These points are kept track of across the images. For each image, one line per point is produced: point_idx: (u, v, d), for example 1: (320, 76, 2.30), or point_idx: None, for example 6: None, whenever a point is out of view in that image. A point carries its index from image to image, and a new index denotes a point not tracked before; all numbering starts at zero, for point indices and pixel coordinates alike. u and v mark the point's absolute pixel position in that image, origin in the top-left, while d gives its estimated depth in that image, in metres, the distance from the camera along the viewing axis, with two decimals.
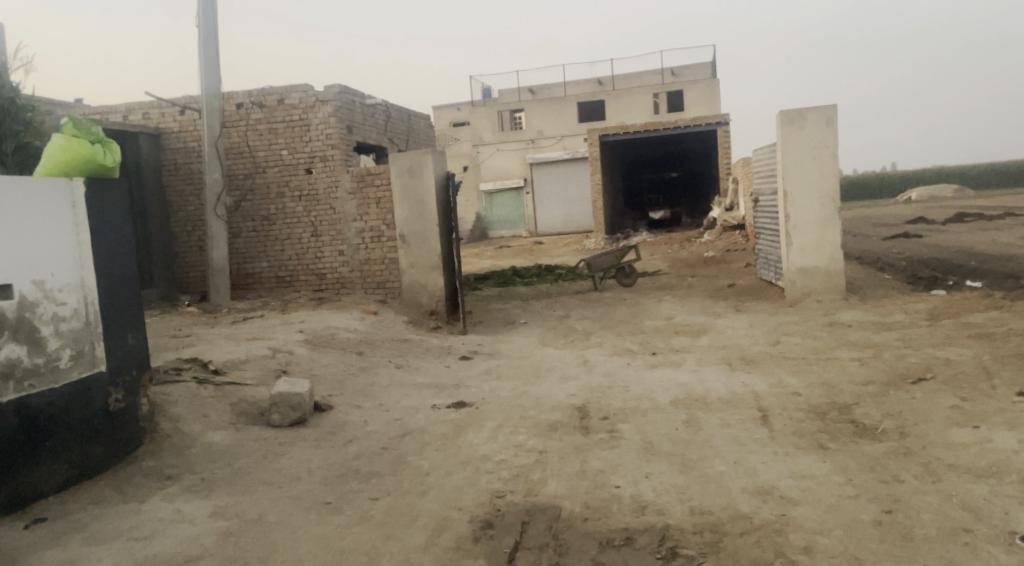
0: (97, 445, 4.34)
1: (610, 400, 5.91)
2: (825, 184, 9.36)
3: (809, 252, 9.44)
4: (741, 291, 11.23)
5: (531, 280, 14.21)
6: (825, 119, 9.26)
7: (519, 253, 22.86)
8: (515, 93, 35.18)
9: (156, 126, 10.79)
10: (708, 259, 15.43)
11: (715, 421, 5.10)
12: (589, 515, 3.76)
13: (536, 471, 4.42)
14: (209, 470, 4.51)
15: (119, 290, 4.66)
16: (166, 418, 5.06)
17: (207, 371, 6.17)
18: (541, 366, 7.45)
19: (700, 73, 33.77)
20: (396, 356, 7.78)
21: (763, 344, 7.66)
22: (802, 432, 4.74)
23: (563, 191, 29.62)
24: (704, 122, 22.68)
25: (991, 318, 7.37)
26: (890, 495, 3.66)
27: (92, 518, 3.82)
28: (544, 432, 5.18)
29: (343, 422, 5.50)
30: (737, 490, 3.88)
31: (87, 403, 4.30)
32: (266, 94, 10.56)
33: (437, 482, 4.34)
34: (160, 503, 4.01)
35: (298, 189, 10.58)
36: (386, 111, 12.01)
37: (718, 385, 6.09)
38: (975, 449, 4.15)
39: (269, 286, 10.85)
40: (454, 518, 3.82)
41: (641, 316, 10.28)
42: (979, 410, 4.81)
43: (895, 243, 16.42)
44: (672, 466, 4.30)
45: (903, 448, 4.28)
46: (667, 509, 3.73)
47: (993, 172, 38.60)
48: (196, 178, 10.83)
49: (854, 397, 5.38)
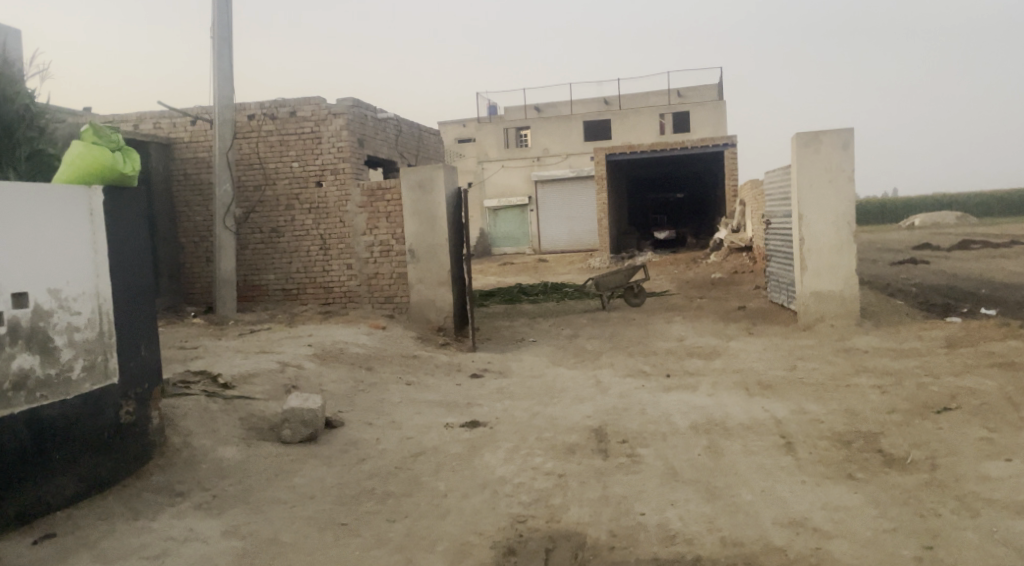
0: (106, 458, 4.22)
1: (628, 422, 5.79)
2: (840, 208, 9.30)
3: (824, 275, 9.35)
4: (752, 313, 11.13)
5: (537, 297, 14.11)
6: (841, 143, 9.22)
7: (523, 271, 22.71)
8: (522, 110, 35.25)
9: (166, 136, 10.75)
10: (715, 280, 15.36)
11: (738, 448, 4.99)
12: (616, 543, 3.64)
13: (557, 496, 4.30)
14: (221, 487, 4.40)
15: (134, 302, 4.57)
16: (176, 432, 4.94)
17: (216, 384, 6.05)
18: (553, 386, 7.34)
19: (706, 95, 33.92)
20: (406, 372, 7.66)
21: (779, 368, 7.55)
22: (828, 461, 4.63)
23: (567, 209, 29.57)
24: (711, 144, 22.69)
25: (1011, 348, 7.28)
26: (928, 530, 3.55)
27: (102, 534, 3.70)
28: (562, 454, 5.07)
29: (356, 440, 5.38)
30: (768, 521, 3.76)
31: (98, 415, 4.19)
32: (278, 106, 10.56)
33: (454, 505, 4.22)
34: (171, 520, 3.89)
35: (307, 202, 10.52)
36: (397, 126, 11.98)
37: (736, 410, 5.97)
38: (1011, 484, 4.03)
39: (275, 299, 10.76)
40: (475, 544, 3.70)
41: (651, 337, 10.17)
42: (1010, 442, 4.71)
43: (903, 268, 16.37)
44: (698, 494, 4.19)
45: (936, 481, 4.17)
46: (697, 539, 3.62)
47: (996, 199, 38.64)
48: (206, 189, 10.77)
49: (879, 426, 5.27)
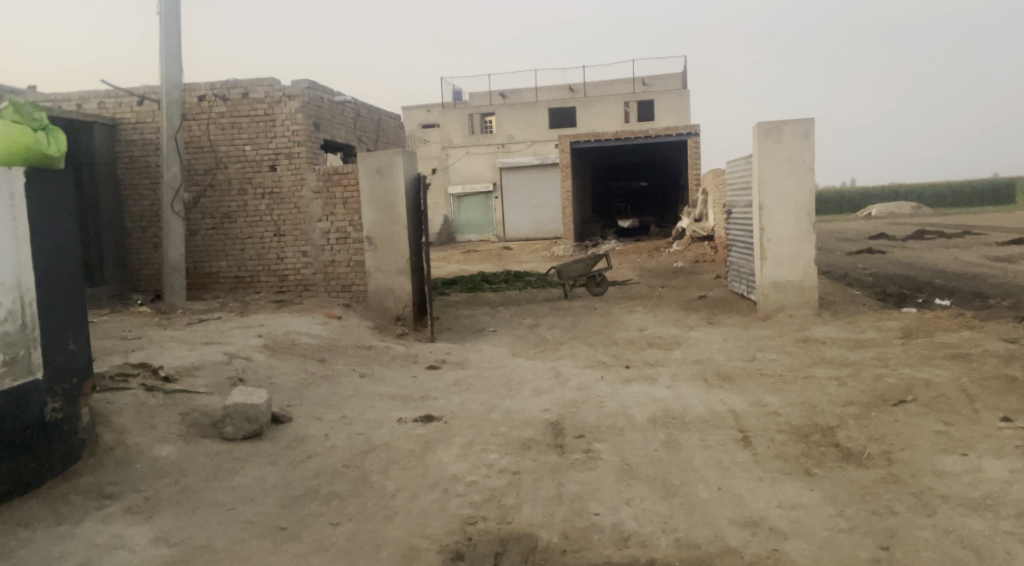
0: (29, 458, 3.95)
1: (586, 416, 5.66)
2: (800, 197, 9.27)
3: (783, 265, 9.34)
4: (712, 303, 11.10)
5: (499, 286, 13.97)
6: (802, 133, 9.17)
7: (486, 259, 22.46)
8: (487, 97, 35.00)
9: (111, 117, 10.32)
10: (676, 269, 15.36)
11: (695, 442, 4.90)
12: (568, 547, 3.51)
13: (509, 495, 4.15)
14: (154, 489, 4.15)
15: (61, 293, 4.30)
16: (110, 429, 4.66)
17: (157, 378, 5.76)
18: (512, 377, 7.18)
19: (670, 84, 33.94)
20: (360, 364, 7.43)
21: (738, 359, 7.50)
22: (786, 456, 4.56)
23: (532, 198, 29.39)
24: (675, 132, 22.62)
25: (965, 338, 7.32)
26: (884, 529, 3.49)
27: (21, 543, 3.44)
28: (517, 450, 4.92)
29: (303, 436, 5.16)
30: (724, 521, 3.67)
31: (20, 415, 3.91)
32: (230, 87, 10.18)
33: (403, 505, 4.04)
34: (97, 526, 3.65)
35: (261, 186, 10.17)
36: (355, 110, 11.67)
37: (695, 403, 5.88)
38: (967, 479, 4.00)
39: (227, 286, 10.42)
40: (422, 548, 3.54)
41: (612, 327, 10.07)
42: (966, 436, 4.69)
43: (861, 257, 16.59)
44: (653, 492, 4.08)
45: (892, 476, 4.12)
46: (651, 541, 3.51)
47: (949, 192, 39.56)
48: (153, 172, 10.37)
49: (836, 419, 5.22)
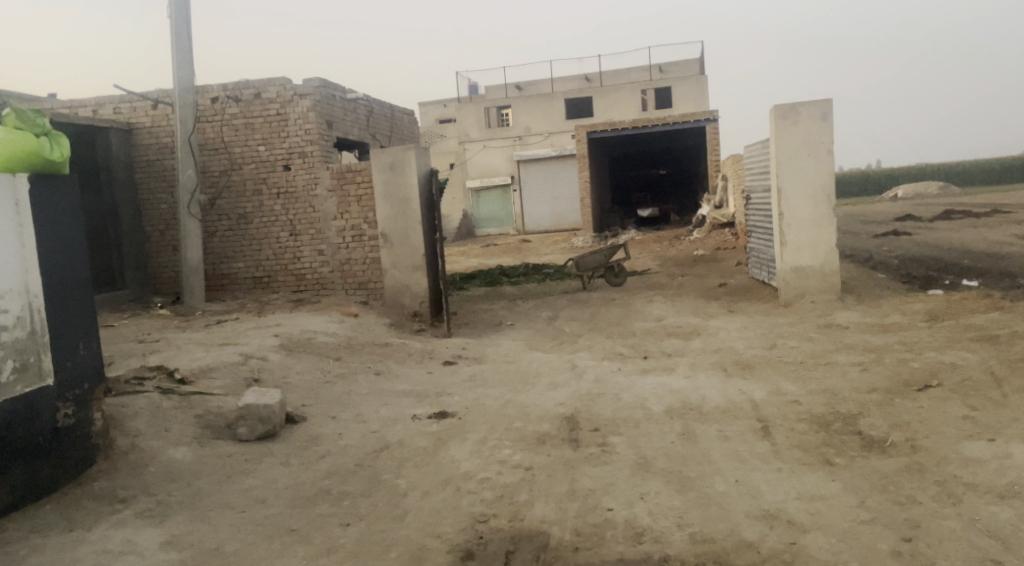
0: (41, 465, 3.96)
1: (601, 409, 5.58)
2: (819, 180, 9.08)
3: (804, 251, 9.16)
4: (732, 291, 10.94)
5: (518, 280, 13.91)
6: (820, 114, 8.98)
7: (506, 253, 22.40)
8: (502, 89, 34.81)
9: (126, 122, 10.39)
10: (697, 257, 15.17)
11: (713, 434, 4.80)
12: (581, 544, 3.45)
13: (521, 492, 4.09)
14: (167, 493, 4.15)
15: (70, 295, 4.30)
16: (124, 433, 4.66)
17: (172, 380, 5.77)
18: (528, 371, 7.12)
19: (688, 69, 33.56)
20: (375, 361, 7.41)
21: (758, 347, 7.37)
22: (806, 445, 4.45)
23: (550, 190, 29.27)
24: (692, 119, 22.28)
25: (992, 320, 7.11)
26: (907, 520, 3.38)
27: (32, 549, 3.44)
28: (531, 445, 4.86)
29: (317, 435, 5.14)
30: (741, 515, 3.58)
31: (32, 422, 3.92)
32: (242, 88, 10.17)
33: (414, 504, 4.00)
34: (108, 532, 3.64)
35: (276, 186, 10.18)
36: (367, 107, 11.65)
37: (713, 393, 5.78)
38: (994, 466, 3.86)
39: (245, 287, 10.46)
40: (432, 547, 3.50)
41: (631, 317, 9.96)
42: (993, 420, 4.54)
43: (887, 239, 16.28)
44: (669, 486, 3.99)
45: (916, 464, 3.99)
46: (665, 537, 3.43)
47: (978, 170, 38.76)
48: (170, 175, 10.42)
49: (858, 406, 5.08)
